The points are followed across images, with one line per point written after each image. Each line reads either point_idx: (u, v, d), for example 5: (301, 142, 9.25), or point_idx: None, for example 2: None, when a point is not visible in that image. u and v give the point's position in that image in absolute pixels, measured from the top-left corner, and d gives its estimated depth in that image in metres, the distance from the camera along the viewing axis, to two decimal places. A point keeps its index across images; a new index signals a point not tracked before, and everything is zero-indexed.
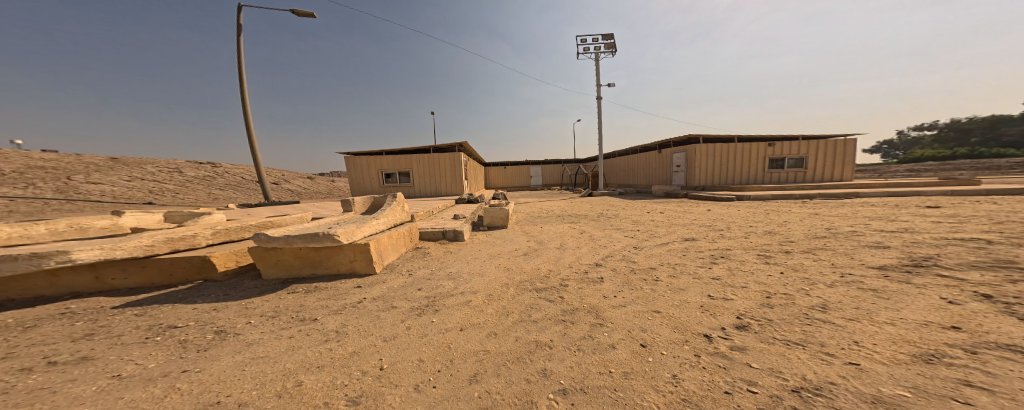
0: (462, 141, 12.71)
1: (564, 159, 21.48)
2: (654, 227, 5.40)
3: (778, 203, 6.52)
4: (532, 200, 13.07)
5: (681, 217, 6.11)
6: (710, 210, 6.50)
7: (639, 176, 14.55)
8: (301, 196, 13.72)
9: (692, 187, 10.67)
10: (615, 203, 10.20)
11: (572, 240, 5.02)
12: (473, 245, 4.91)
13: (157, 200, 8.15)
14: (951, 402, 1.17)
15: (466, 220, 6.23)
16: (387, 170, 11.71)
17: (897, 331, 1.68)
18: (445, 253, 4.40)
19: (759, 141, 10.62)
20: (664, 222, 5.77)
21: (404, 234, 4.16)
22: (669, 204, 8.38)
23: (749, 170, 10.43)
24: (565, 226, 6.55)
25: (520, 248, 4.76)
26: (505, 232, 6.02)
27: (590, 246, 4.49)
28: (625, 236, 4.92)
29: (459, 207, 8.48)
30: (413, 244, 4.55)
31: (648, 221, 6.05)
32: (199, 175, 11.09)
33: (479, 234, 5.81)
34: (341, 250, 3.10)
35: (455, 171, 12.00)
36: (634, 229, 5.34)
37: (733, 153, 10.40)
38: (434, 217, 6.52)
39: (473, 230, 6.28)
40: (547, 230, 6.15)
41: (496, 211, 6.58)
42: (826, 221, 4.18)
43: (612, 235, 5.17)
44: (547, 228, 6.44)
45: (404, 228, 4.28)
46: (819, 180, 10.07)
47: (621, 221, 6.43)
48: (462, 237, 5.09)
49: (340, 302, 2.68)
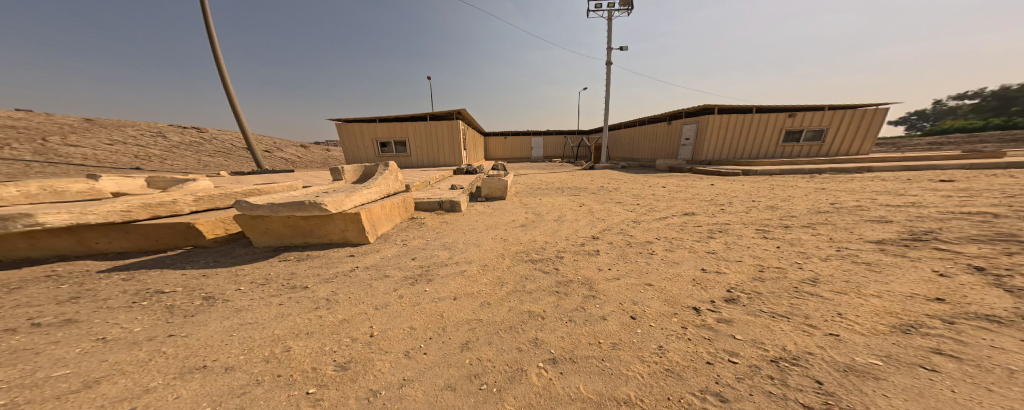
0: (461, 109, 12.06)
1: (566, 130, 20.73)
2: (655, 200, 5.28)
3: (784, 178, 6.34)
4: (531, 172, 12.79)
5: (683, 190, 5.97)
6: (714, 185, 6.34)
7: (645, 148, 14.29)
8: (295, 164, 13.38)
9: (698, 161, 10.81)
10: (616, 176, 9.96)
11: (571, 213, 4.92)
12: (470, 216, 4.82)
13: (143, 165, 7.88)
14: (919, 370, 1.12)
15: (464, 192, 6.09)
16: (381, 139, 11.20)
17: (881, 303, 1.55)
18: (441, 224, 4.33)
19: (776, 111, 10.04)
20: (665, 196, 5.65)
21: (398, 204, 4.03)
22: (671, 178, 8.17)
23: (760, 143, 10.16)
24: (564, 198, 6.43)
25: (518, 219, 4.69)
26: (503, 204, 5.91)
27: (588, 219, 4.42)
28: (625, 209, 4.83)
29: (457, 178, 8.27)
30: (409, 215, 4.45)
31: (649, 195, 5.92)
32: (186, 140, 10.65)
33: (476, 206, 5.71)
34: (331, 220, 2.99)
35: (453, 141, 11.58)
36: (635, 203, 5.23)
37: (746, 125, 10.14)
38: (431, 187, 6.37)
39: (470, 201, 6.17)
40: (546, 202, 6.05)
41: (494, 182, 6.42)
42: (832, 196, 4.05)
43: (611, 208, 5.07)
44: (545, 200, 6.32)
45: (398, 198, 4.15)
46: (837, 154, 9.61)
47: (621, 195, 6.30)
48: (460, 207, 4.98)
49: (332, 270, 2.64)
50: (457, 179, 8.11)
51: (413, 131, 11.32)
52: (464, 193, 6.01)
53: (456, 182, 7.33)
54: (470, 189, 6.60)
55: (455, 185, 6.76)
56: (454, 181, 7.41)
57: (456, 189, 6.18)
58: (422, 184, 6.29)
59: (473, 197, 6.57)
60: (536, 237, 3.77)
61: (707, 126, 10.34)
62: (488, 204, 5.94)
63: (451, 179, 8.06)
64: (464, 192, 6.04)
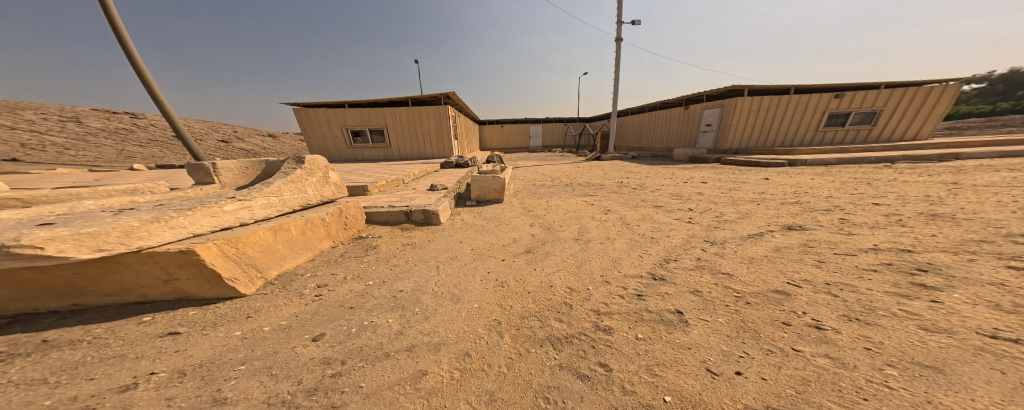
0: (450, 91, 10.26)
1: (568, 118, 19.14)
2: (711, 203, 3.81)
3: (861, 170, 4.95)
4: (531, 165, 11.21)
5: (737, 187, 4.53)
6: (772, 180, 4.93)
7: (658, 138, 13.04)
8: (257, 156, 11.53)
9: (722, 150, 9.56)
10: (632, 169, 8.50)
11: (597, 227, 3.46)
12: (452, 233, 3.30)
13: (26, 157, 6.09)
14: None
15: (449, 193, 4.52)
16: (352, 127, 9.18)
17: None
18: (404, 249, 2.78)
19: (819, 91, 8.64)
20: (718, 195, 4.20)
21: (326, 218, 2.46)
22: (704, 172, 6.76)
23: (798, 129, 8.82)
24: (579, 200, 4.96)
25: (522, 239, 3.20)
26: (500, 211, 4.41)
27: (629, 238, 2.96)
28: (674, 219, 3.38)
29: (442, 174, 6.69)
30: (354, 234, 2.89)
31: (693, 195, 4.45)
32: (111, 127, 8.77)
33: (463, 214, 4.19)
34: (124, 266, 1.40)
35: (440, 129, 9.87)
36: (683, 208, 3.79)
37: (782, 108, 8.76)
38: (406, 186, 4.80)
39: (456, 206, 4.63)
40: (557, 207, 4.56)
41: (487, 180, 4.85)
42: (1011, 197, 2.62)
43: (652, 216, 3.61)
44: (556, 204, 4.84)
45: (329, 209, 2.58)
46: (889, 140, 8.32)
47: (653, 195, 4.85)
48: (439, 219, 3.46)
49: (52, 398, 1.04)
50: (442, 175, 6.54)
51: (392, 117, 9.46)
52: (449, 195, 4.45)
53: (439, 179, 5.75)
54: (457, 188, 5.05)
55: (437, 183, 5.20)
56: (437, 178, 5.83)
57: (438, 189, 4.62)
58: (394, 182, 4.70)
59: (461, 199, 5.03)
60: (556, 283, 2.29)
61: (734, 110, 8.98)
62: (480, 211, 4.41)
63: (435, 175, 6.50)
64: (448, 194, 4.49)
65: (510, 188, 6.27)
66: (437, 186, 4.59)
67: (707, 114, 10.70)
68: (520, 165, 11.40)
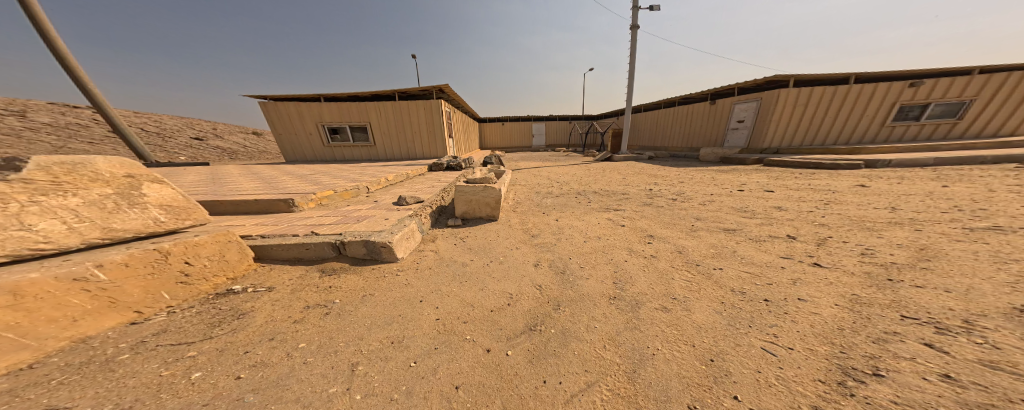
0: (444, 85, 9.09)
1: (575, 118, 17.88)
2: (812, 225, 2.48)
3: (994, 175, 3.57)
4: (536, 166, 9.92)
5: (828, 199, 3.19)
6: (869, 187, 3.55)
7: (677, 137, 11.70)
8: (233, 154, 10.46)
9: (758, 150, 8.25)
10: (656, 173, 7.14)
11: (644, 274, 2.20)
12: (406, 286, 2.08)
13: None
14: None
15: (421, 207, 3.30)
16: (330, 123, 8.02)
17: None
18: (307, 327, 1.57)
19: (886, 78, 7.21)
20: (811, 211, 2.85)
21: (79, 277, 1.26)
22: (752, 176, 5.40)
23: (859, 124, 7.37)
24: (599, 217, 3.70)
25: (522, 303, 1.95)
26: (492, 234, 3.18)
27: (710, 306, 1.71)
28: (769, 256, 2.07)
29: (426, 179, 5.48)
30: (204, 292, 1.67)
31: (767, 209, 3.11)
32: (61, 123, 7.77)
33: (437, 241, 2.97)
34: None
35: (432, 127, 8.77)
36: (768, 233, 2.47)
37: (840, 99, 7.35)
38: (366, 197, 3.59)
39: (433, 226, 3.40)
40: (572, 229, 3.31)
41: (476, 188, 3.61)
42: None
43: (725, 250, 2.31)
44: (569, 222, 3.56)
45: (110, 255, 1.38)
46: (979, 138, 6.80)
47: (703, 209, 3.53)
48: (394, 255, 2.26)
49: None
50: (425, 181, 5.33)
51: (377, 113, 8.34)
52: (421, 210, 3.23)
53: (418, 187, 4.53)
54: (436, 198, 3.84)
55: (412, 193, 4.00)
56: (416, 186, 4.63)
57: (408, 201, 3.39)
58: (349, 190, 3.49)
59: (442, 214, 3.81)
60: None
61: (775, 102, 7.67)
62: (463, 235, 3.17)
63: (416, 180, 5.29)
64: (420, 208, 3.27)
65: (509, 198, 5.04)
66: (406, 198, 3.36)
67: (738, 109, 9.30)
68: (524, 167, 10.12)
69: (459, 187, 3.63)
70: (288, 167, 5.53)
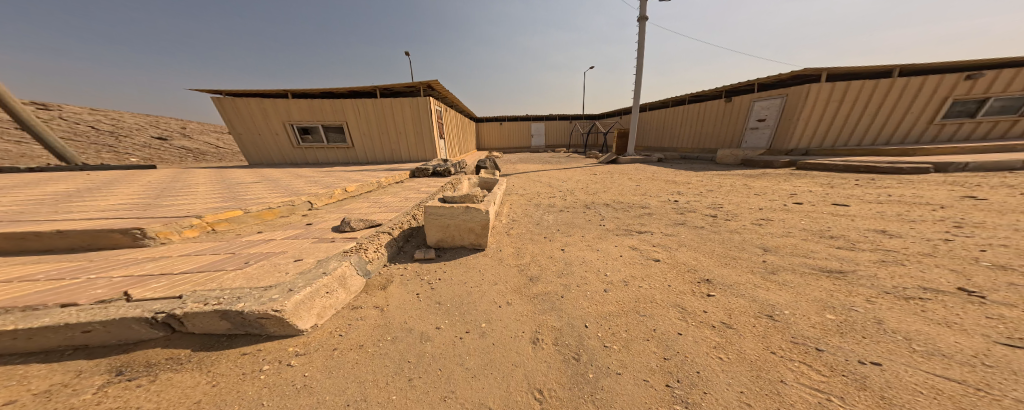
0: (434, 80, 8.19)
1: (578, 118, 17.01)
2: (966, 269, 1.55)
3: None
4: (536, 170, 9.01)
5: (944, 220, 2.26)
6: (984, 201, 2.63)
7: (687, 137, 10.91)
8: (200, 154, 9.46)
9: (782, 152, 7.59)
10: (673, 179, 6.24)
11: (721, 365, 1.31)
12: (282, 402, 1.15)
13: None
14: None
15: (370, 237, 2.42)
16: (299, 123, 7.02)
17: None
18: None
19: (924, 72, 6.54)
20: (937, 241, 1.92)
21: None
22: (796, 184, 4.49)
23: (898, 122, 6.67)
24: (616, 247, 2.85)
25: None
26: (476, 275, 2.50)
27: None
28: (952, 341, 1.14)
29: (403, 189, 4.57)
30: None
31: (859, 234, 2.19)
32: None
33: (384, 295, 2.11)
34: None
35: (419, 128, 7.90)
36: (897, 280, 1.56)
37: (877, 95, 6.63)
38: (303, 219, 2.68)
39: (391, 263, 2.53)
40: (581, 265, 2.59)
41: (452, 209, 2.73)
42: None
43: (844, 317, 1.38)
44: (577, 257, 2.77)
45: None
46: None
47: (759, 233, 2.61)
48: (292, 328, 1.47)
49: None
50: (401, 192, 4.41)
51: (356, 112, 7.42)
52: (368, 242, 2.35)
53: (384, 203, 3.62)
54: (401, 220, 2.97)
55: (369, 213, 3.07)
56: (384, 201, 3.72)
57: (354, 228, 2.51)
58: (274, 208, 2.61)
59: (410, 239, 2.97)
60: None
61: (804, 100, 6.96)
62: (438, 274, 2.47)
63: (388, 191, 4.36)
64: (365, 239, 2.37)
65: (500, 215, 4.17)
66: (350, 225, 2.48)
67: (758, 108, 8.46)
68: (522, 170, 9.20)
69: (428, 207, 2.74)
70: (235, 173, 4.59)
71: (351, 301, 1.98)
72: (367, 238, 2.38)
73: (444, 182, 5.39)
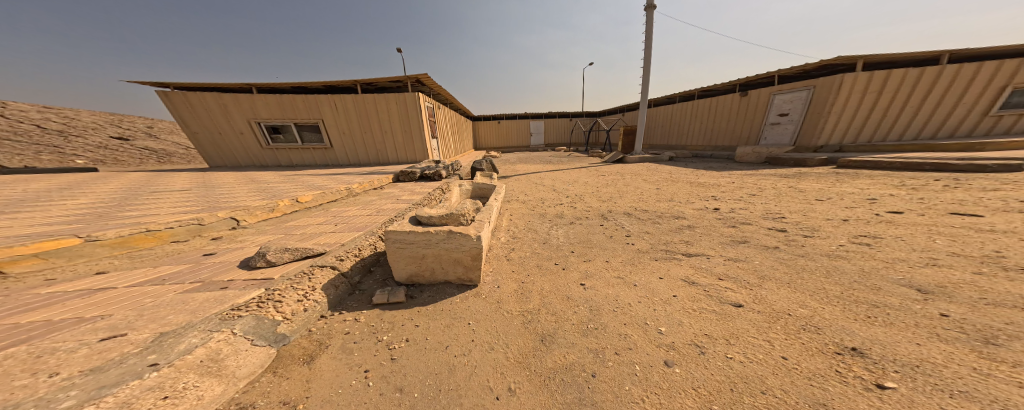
0: (424, 74, 7.39)
1: (579, 116, 16.24)
2: None
3: None
4: (537, 171, 8.21)
5: None
6: None
7: (700, 135, 10.17)
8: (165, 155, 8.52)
9: (811, 148, 6.88)
10: (696, 181, 5.45)
11: None
12: None
13: None
14: None
15: (293, 280, 1.58)
16: (268, 121, 6.18)
17: None
18: None
19: (970, 59, 5.89)
20: None
21: None
22: (857, 186, 3.71)
23: (943, 115, 5.98)
24: (667, 284, 2.05)
25: None
26: (466, 337, 1.66)
27: None
28: None
29: (380, 198, 3.74)
30: None
31: None
32: None
33: (306, 379, 1.24)
34: None
35: (407, 127, 7.08)
36: None
37: (922, 85, 5.92)
38: (206, 245, 1.84)
39: (332, 311, 1.70)
40: (625, 320, 1.77)
41: (428, 235, 1.94)
42: None
43: None
44: (610, 302, 1.95)
45: None
46: None
47: (877, 260, 1.79)
48: None
49: None
50: (375, 202, 3.57)
51: (334, 109, 6.58)
52: (286, 289, 1.51)
53: (346, 219, 2.78)
54: (357, 244, 2.14)
55: (314, 233, 2.23)
56: (347, 215, 2.88)
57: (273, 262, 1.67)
58: (155, 232, 1.84)
59: (371, 271, 2.15)
60: None
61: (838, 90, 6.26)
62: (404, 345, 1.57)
63: (359, 200, 3.52)
64: (281, 282, 1.53)
65: (500, 231, 3.35)
66: (265, 258, 1.63)
67: (780, 101, 7.75)
68: (522, 172, 8.38)
69: (389, 230, 1.92)
70: (173, 178, 3.74)
71: (233, 393, 1.09)
72: (286, 282, 1.54)
73: (432, 188, 4.56)
